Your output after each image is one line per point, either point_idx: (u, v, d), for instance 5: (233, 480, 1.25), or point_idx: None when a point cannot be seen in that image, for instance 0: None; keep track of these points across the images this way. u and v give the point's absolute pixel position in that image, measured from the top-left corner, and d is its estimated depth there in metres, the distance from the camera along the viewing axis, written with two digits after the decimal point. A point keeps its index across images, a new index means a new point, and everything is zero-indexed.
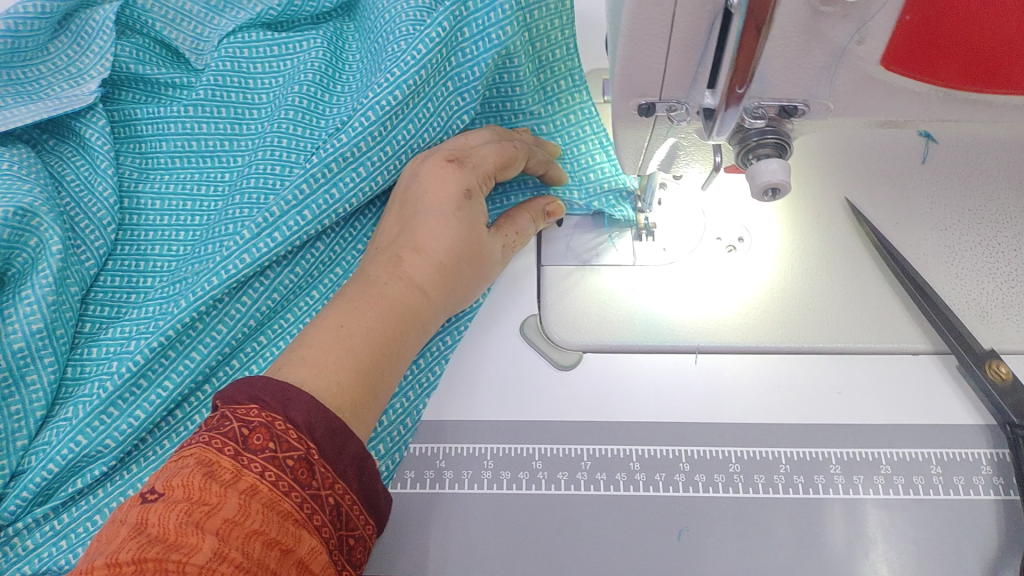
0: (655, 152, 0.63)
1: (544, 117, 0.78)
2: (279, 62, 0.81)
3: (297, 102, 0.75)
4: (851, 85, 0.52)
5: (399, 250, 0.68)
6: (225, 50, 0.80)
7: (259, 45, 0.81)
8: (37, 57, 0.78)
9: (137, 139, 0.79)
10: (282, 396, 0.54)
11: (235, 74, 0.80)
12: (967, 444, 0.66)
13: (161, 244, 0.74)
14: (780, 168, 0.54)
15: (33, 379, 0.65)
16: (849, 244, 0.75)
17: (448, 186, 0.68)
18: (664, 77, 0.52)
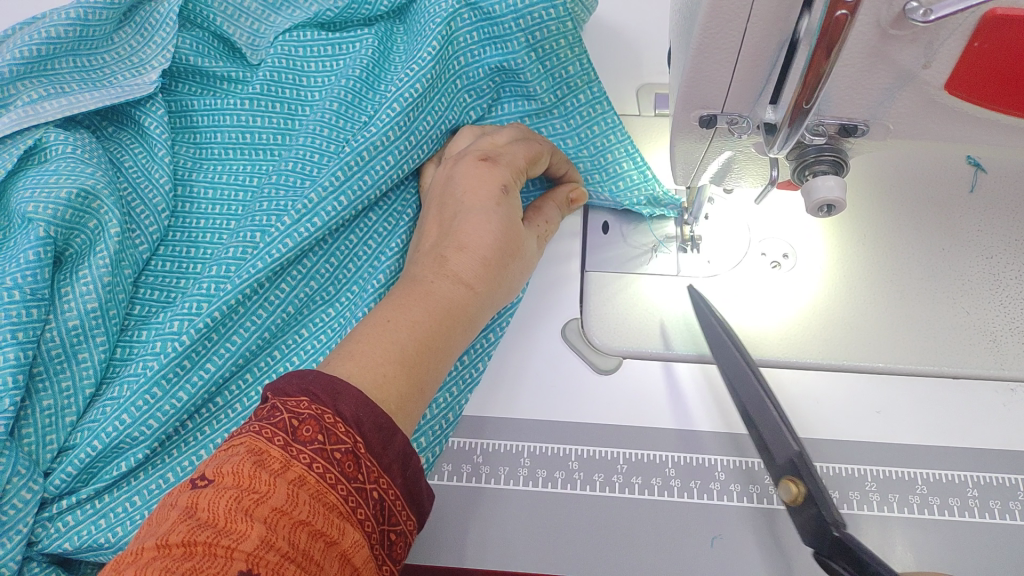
0: (710, 165, 0.64)
1: (568, 131, 0.82)
2: (330, 60, 0.82)
3: (342, 96, 0.77)
4: (911, 107, 0.53)
5: (442, 251, 0.66)
6: (280, 47, 0.81)
7: (314, 45, 0.82)
8: (102, 46, 0.78)
9: (193, 130, 0.78)
10: (331, 389, 0.49)
11: (288, 69, 0.80)
12: (1003, 469, 0.67)
13: (210, 233, 0.74)
14: (835, 185, 0.55)
15: (84, 357, 0.64)
16: (894, 266, 0.76)
17: (486, 184, 0.68)
18: (729, 91, 0.54)
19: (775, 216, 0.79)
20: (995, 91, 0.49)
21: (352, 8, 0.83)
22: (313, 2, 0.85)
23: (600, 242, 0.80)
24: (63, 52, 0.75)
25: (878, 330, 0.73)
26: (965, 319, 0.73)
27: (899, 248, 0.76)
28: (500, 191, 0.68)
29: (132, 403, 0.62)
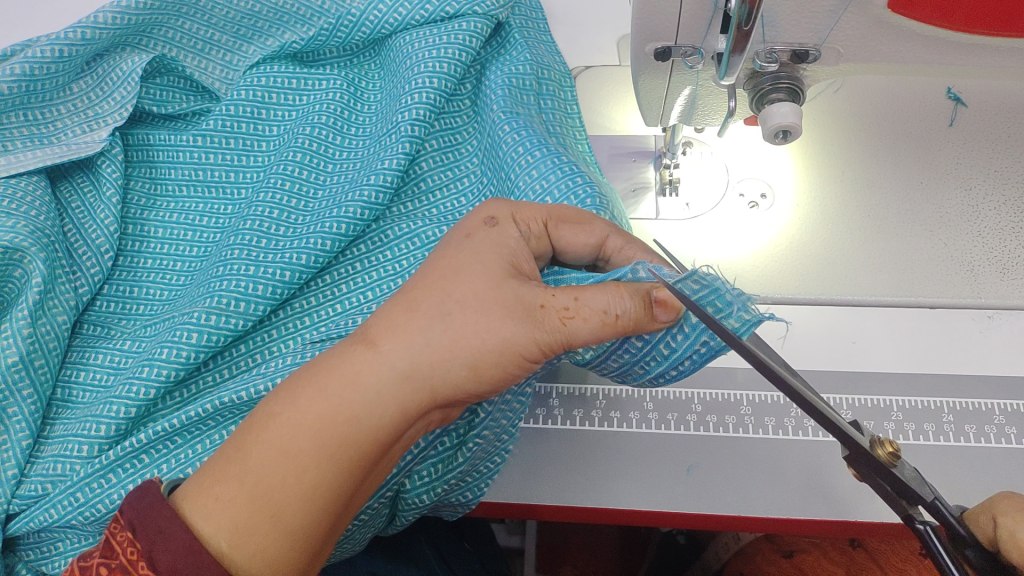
0: (676, 101, 0.65)
1: None
2: (295, 95, 0.77)
3: (308, 145, 0.73)
4: (859, 29, 0.54)
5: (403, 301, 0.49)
6: (248, 81, 0.77)
7: (278, 77, 0.78)
8: (58, 97, 0.74)
9: (149, 164, 0.74)
10: (162, 526, 0.43)
11: (253, 105, 0.76)
12: (980, 395, 0.68)
13: (167, 280, 0.70)
14: (791, 112, 0.56)
15: (14, 411, 0.60)
16: (871, 203, 0.76)
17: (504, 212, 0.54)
18: (679, 22, 0.55)
19: (751, 157, 0.79)
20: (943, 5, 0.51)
21: (320, 39, 0.78)
22: (285, 31, 0.79)
23: None
24: (10, 107, 0.71)
25: (858, 265, 0.73)
26: (944, 250, 0.73)
27: (876, 182, 0.77)
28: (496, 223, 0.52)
29: (87, 484, 0.58)
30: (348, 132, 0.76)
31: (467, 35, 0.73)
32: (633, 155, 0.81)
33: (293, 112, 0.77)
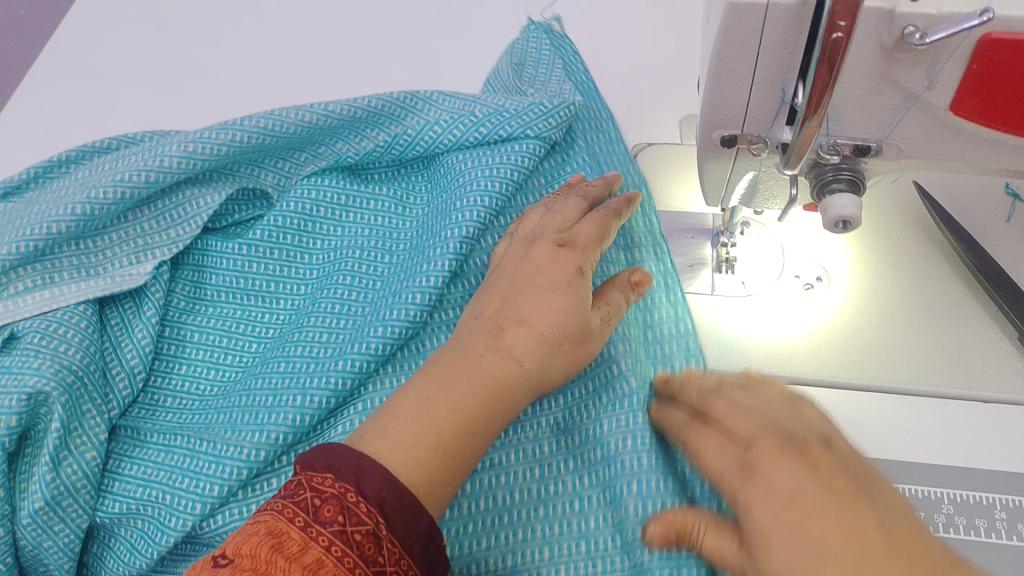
0: (737, 185, 0.67)
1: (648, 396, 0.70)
2: (350, 210, 0.80)
3: (358, 270, 0.77)
4: (922, 127, 0.56)
5: (500, 321, 0.59)
6: (301, 193, 0.80)
7: (329, 190, 0.80)
8: (113, 225, 0.76)
9: (195, 267, 0.78)
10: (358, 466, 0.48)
11: (309, 219, 0.79)
12: None
13: (207, 384, 0.74)
14: (851, 202, 0.58)
15: (59, 529, 0.66)
16: (926, 293, 0.77)
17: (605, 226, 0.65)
18: (746, 112, 0.58)
19: (807, 241, 0.81)
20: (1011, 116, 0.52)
21: (377, 152, 0.81)
22: (340, 141, 0.81)
23: None
24: (63, 239, 0.73)
25: (910, 352, 0.74)
26: (1000, 346, 0.73)
27: (933, 272, 0.78)
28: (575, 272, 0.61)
29: None
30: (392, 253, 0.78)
31: (521, 155, 0.75)
32: (691, 232, 0.84)
33: (343, 222, 0.80)
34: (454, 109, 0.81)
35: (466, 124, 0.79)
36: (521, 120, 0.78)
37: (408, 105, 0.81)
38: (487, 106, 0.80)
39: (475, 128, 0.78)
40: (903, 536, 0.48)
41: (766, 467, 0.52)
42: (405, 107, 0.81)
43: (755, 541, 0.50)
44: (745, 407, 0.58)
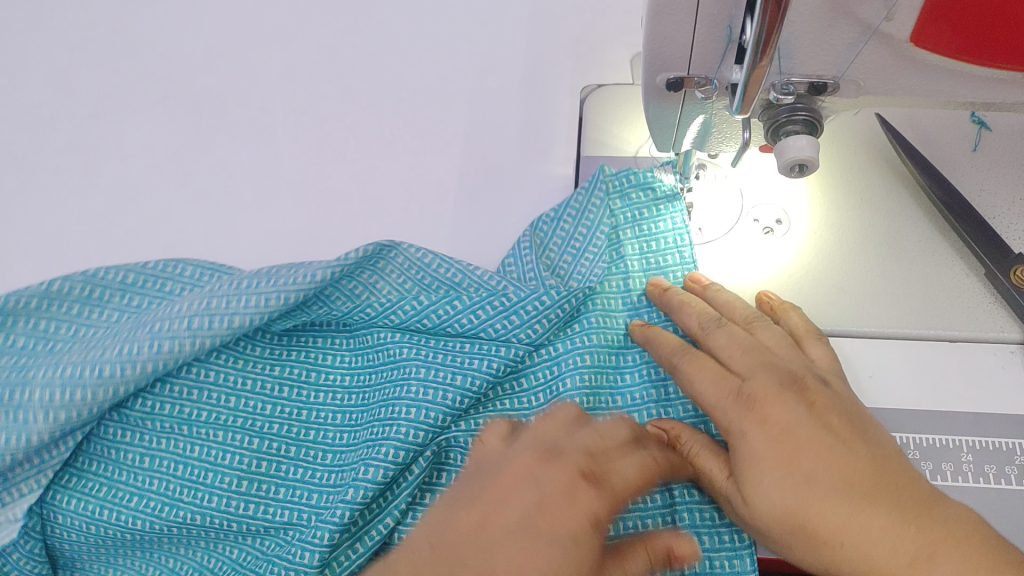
0: (688, 129, 0.63)
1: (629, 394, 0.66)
2: (211, 317, 0.65)
3: (249, 464, 0.67)
4: (880, 61, 0.52)
5: (457, 560, 0.49)
6: (178, 395, 0.69)
7: (218, 371, 0.69)
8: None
9: (19, 386, 0.66)
10: None
11: (172, 319, 0.65)
12: (1003, 434, 0.65)
13: (142, 512, 0.67)
14: (808, 144, 0.54)
15: None
16: (890, 229, 0.74)
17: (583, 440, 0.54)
18: (692, 53, 0.53)
19: (766, 182, 0.77)
20: (971, 42, 0.48)
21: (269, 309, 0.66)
22: (217, 320, 0.65)
23: None
24: None
25: (872, 296, 0.71)
26: (964, 282, 0.71)
27: (896, 210, 0.75)
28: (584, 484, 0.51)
29: None
30: (335, 424, 0.68)
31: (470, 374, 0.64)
32: None
33: (237, 377, 0.69)
34: (413, 276, 0.72)
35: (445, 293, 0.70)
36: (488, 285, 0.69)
37: (357, 280, 0.71)
38: (449, 272, 0.71)
39: (417, 317, 0.68)
40: (887, 465, 0.53)
41: (763, 403, 0.55)
42: (340, 288, 0.70)
43: (746, 470, 0.54)
44: (750, 343, 0.60)
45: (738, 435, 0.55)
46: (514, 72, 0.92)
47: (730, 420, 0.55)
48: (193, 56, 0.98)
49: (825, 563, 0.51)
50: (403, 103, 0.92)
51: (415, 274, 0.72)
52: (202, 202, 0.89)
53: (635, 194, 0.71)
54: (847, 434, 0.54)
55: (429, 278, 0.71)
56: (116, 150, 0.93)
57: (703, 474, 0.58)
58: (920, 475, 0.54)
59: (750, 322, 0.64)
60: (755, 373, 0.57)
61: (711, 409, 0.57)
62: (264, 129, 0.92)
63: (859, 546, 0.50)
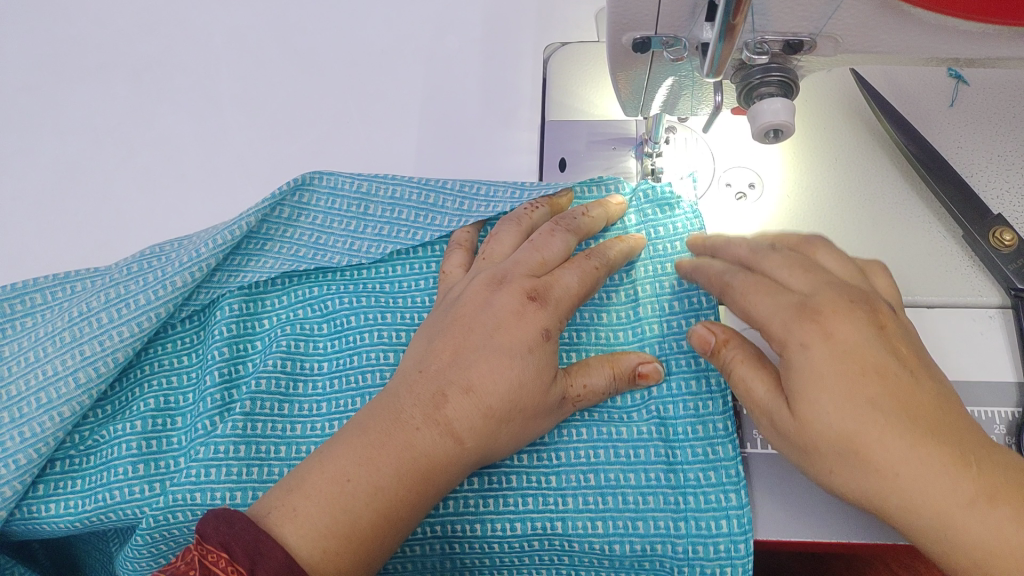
0: (657, 91, 0.59)
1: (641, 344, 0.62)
2: (124, 303, 0.60)
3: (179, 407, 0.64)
4: (861, 16, 0.48)
5: (446, 382, 0.55)
6: (74, 351, 0.60)
7: (111, 311, 0.61)
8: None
9: None
10: (255, 547, 0.46)
11: (78, 323, 0.61)
12: (981, 402, 0.64)
13: (84, 498, 0.61)
14: (783, 108, 0.51)
15: None
16: (867, 191, 0.71)
17: (589, 280, 0.58)
18: (659, 11, 0.49)
19: (741, 147, 0.74)
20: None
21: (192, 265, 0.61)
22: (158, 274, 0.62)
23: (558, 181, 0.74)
24: None
25: None
26: (941, 245, 0.69)
27: (872, 170, 0.72)
28: (540, 335, 0.56)
29: None
30: (281, 371, 0.62)
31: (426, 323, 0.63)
32: (612, 142, 0.76)
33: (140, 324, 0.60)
34: (337, 210, 0.67)
35: (380, 229, 0.66)
36: (426, 218, 0.66)
37: (275, 221, 0.67)
38: (389, 190, 0.68)
39: (347, 238, 0.66)
40: (955, 416, 0.48)
41: (830, 316, 0.49)
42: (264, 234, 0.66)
43: (804, 386, 0.48)
44: (809, 261, 0.54)
45: (798, 348, 0.49)
46: (473, 32, 0.87)
47: (788, 331, 0.50)
48: (128, 18, 0.91)
49: (902, 506, 0.46)
50: (357, 69, 0.86)
51: (341, 204, 0.67)
52: (146, 179, 0.83)
53: (648, 209, 0.66)
54: (912, 362, 0.50)
55: (374, 205, 0.67)
56: (49, 122, 0.86)
57: (740, 384, 0.52)
58: (981, 433, 0.49)
59: (810, 243, 0.57)
60: (820, 289, 0.51)
61: (767, 323, 0.51)
62: (208, 98, 0.86)
63: (916, 481, 0.46)
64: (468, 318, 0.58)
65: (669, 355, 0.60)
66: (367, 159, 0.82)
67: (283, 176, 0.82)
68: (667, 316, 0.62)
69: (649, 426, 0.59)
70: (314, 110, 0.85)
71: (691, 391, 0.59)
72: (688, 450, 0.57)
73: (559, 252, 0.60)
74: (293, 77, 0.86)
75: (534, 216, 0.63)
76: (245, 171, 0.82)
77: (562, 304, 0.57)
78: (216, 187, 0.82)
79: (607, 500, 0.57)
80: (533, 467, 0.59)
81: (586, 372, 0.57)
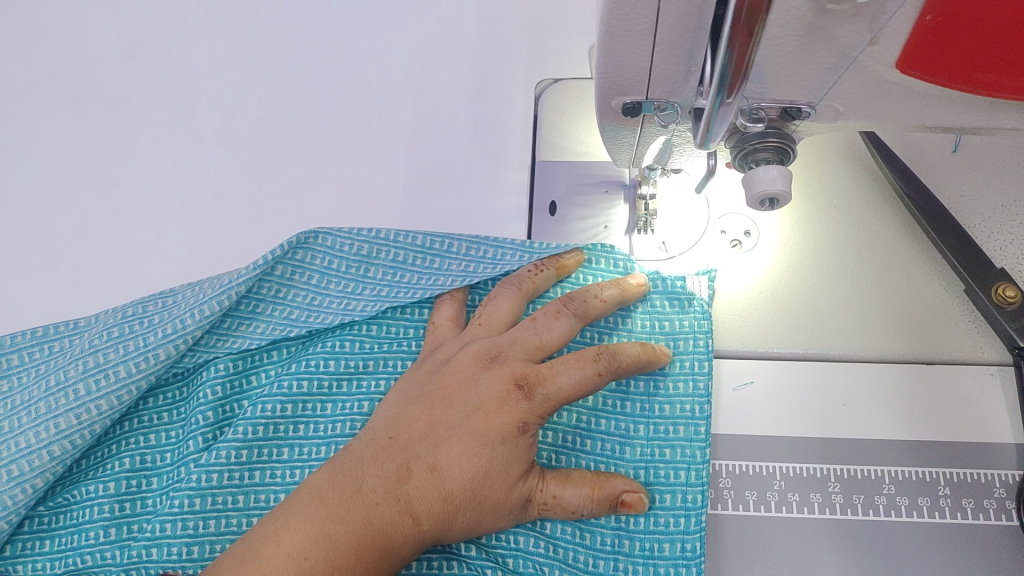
0: (648, 147, 0.57)
1: (628, 439, 0.60)
2: (103, 374, 0.60)
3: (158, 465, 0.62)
4: (862, 86, 0.46)
5: (412, 456, 0.54)
6: (51, 414, 0.59)
7: (90, 376, 0.60)
8: None
9: None
10: None
11: (54, 393, 0.60)
12: (980, 465, 0.61)
13: (52, 560, 0.59)
14: (779, 176, 0.49)
15: None
16: (869, 242, 0.69)
17: (587, 386, 0.55)
18: (651, 78, 0.47)
19: (741, 201, 0.71)
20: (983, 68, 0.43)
21: (175, 328, 0.60)
22: (140, 338, 0.61)
23: (547, 226, 0.72)
24: None
25: (846, 316, 0.66)
26: (944, 298, 0.66)
27: (871, 219, 0.70)
28: (516, 428, 0.54)
29: None
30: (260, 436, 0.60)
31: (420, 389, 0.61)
32: (603, 184, 0.73)
33: (121, 389, 0.60)
34: (335, 271, 0.65)
35: (377, 291, 0.65)
36: (430, 279, 0.65)
37: (271, 280, 0.65)
38: (392, 253, 0.66)
39: (343, 299, 0.64)
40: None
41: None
42: (258, 296, 0.65)
43: None
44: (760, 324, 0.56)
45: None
46: (462, 64, 0.85)
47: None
48: (108, 46, 0.89)
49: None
50: (342, 102, 0.84)
51: (339, 264, 0.65)
52: (124, 216, 0.81)
53: (657, 300, 0.65)
54: None
55: (374, 267, 0.66)
56: (25, 155, 0.84)
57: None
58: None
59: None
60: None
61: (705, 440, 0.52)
62: (188, 131, 0.84)
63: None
64: (451, 391, 0.56)
65: (650, 462, 0.60)
66: (350, 197, 0.79)
67: (263, 215, 0.79)
68: (655, 418, 0.61)
69: (614, 539, 0.58)
70: (296, 146, 0.82)
71: (665, 506, 0.58)
72: (650, 571, 0.57)
73: (559, 337, 0.58)
74: (276, 110, 0.84)
75: (537, 280, 0.63)
76: (224, 208, 0.80)
77: (548, 403, 0.55)
78: (194, 226, 0.79)
79: (598, 563, 0.58)
80: (491, 544, 0.58)
81: (563, 483, 0.55)
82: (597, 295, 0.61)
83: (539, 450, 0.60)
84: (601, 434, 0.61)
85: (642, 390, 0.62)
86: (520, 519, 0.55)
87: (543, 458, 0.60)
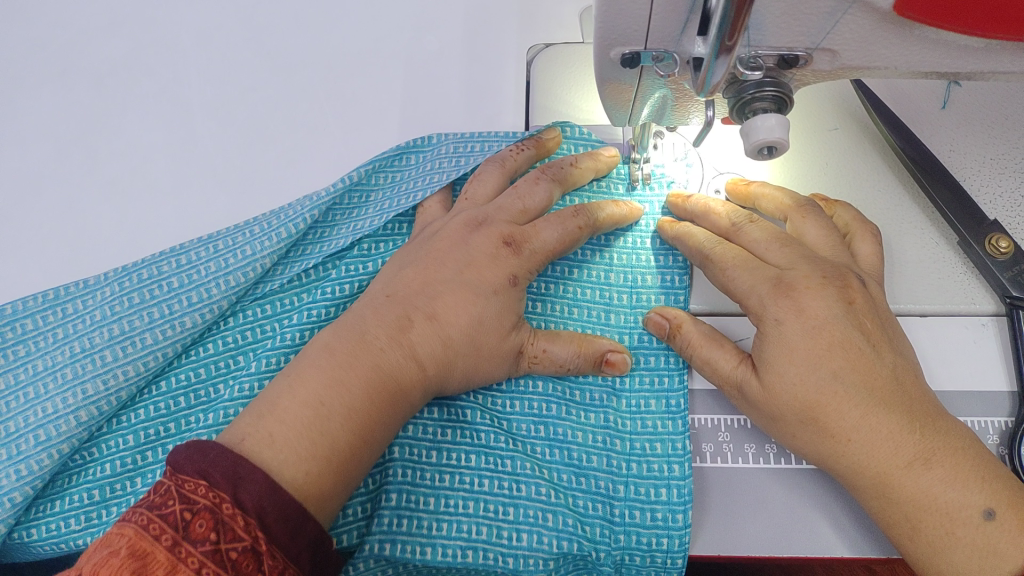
0: (645, 103, 0.57)
1: (612, 305, 0.64)
2: (128, 341, 0.60)
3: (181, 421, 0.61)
4: (861, 30, 0.46)
5: (411, 308, 0.57)
6: (75, 378, 0.59)
7: (116, 338, 0.60)
8: None
9: None
10: (235, 475, 0.46)
11: (80, 360, 0.60)
12: (977, 413, 0.62)
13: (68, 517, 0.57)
14: (777, 125, 0.49)
15: None
16: (863, 197, 0.70)
17: (570, 239, 0.61)
18: (650, 27, 0.47)
19: (737, 161, 0.70)
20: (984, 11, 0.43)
21: (206, 288, 0.61)
22: (167, 304, 0.61)
23: None
24: None
25: None
26: (936, 251, 0.67)
27: (867, 175, 0.71)
28: (507, 280, 0.59)
29: None
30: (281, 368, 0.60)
31: None
32: None
33: (150, 351, 0.60)
34: (341, 206, 0.68)
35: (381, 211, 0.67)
36: (425, 180, 0.68)
37: (298, 247, 0.66)
38: (389, 179, 0.70)
39: (353, 226, 0.67)
40: (908, 383, 0.54)
41: (804, 292, 0.55)
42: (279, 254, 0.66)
43: (775, 358, 0.54)
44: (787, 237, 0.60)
45: (772, 323, 0.55)
46: (454, 33, 0.85)
47: (764, 307, 0.56)
48: (97, 20, 0.88)
49: (852, 467, 0.53)
50: (332, 72, 0.83)
51: (343, 201, 0.68)
52: (115, 189, 0.80)
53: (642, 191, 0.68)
54: (877, 337, 0.55)
55: (375, 195, 0.69)
56: (12, 131, 0.83)
57: (705, 363, 0.58)
58: (929, 387, 0.56)
59: (802, 210, 0.62)
60: (796, 265, 0.57)
61: (743, 298, 0.58)
62: (179, 103, 0.83)
63: (866, 443, 0.52)
64: (443, 250, 0.61)
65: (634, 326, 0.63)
66: (344, 166, 0.79)
67: (257, 184, 0.79)
68: (637, 289, 0.64)
69: (602, 395, 0.61)
70: (288, 116, 0.82)
71: (649, 365, 0.62)
72: (637, 423, 0.60)
73: (540, 202, 0.63)
74: (266, 80, 0.83)
75: (518, 158, 0.66)
76: (217, 180, 0.79)
77: (534, 257, 0.60)
78: (186, 198, 0.79)
79: (588, 416, 0.60)
80: (489, 407, 0.61)
81: (553, 339, 0.59)
82: (574, 163, 0.65)
83: (528, 317, 0.63)
84: (586, 302, 0.64)
85: (620, 260, 0.65)
86: (513, 370, 0.59)
87: (533, 323, 0.63)
